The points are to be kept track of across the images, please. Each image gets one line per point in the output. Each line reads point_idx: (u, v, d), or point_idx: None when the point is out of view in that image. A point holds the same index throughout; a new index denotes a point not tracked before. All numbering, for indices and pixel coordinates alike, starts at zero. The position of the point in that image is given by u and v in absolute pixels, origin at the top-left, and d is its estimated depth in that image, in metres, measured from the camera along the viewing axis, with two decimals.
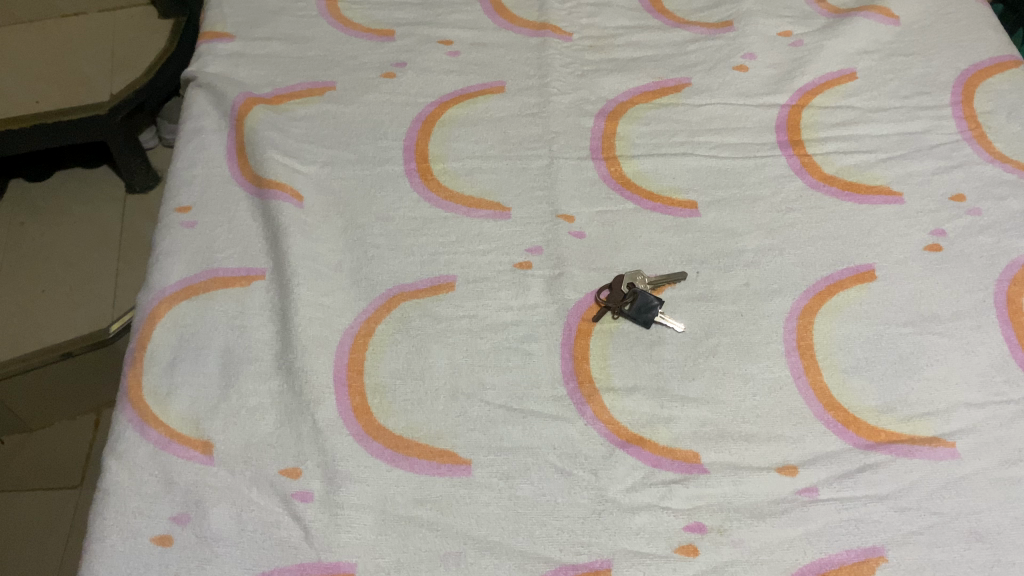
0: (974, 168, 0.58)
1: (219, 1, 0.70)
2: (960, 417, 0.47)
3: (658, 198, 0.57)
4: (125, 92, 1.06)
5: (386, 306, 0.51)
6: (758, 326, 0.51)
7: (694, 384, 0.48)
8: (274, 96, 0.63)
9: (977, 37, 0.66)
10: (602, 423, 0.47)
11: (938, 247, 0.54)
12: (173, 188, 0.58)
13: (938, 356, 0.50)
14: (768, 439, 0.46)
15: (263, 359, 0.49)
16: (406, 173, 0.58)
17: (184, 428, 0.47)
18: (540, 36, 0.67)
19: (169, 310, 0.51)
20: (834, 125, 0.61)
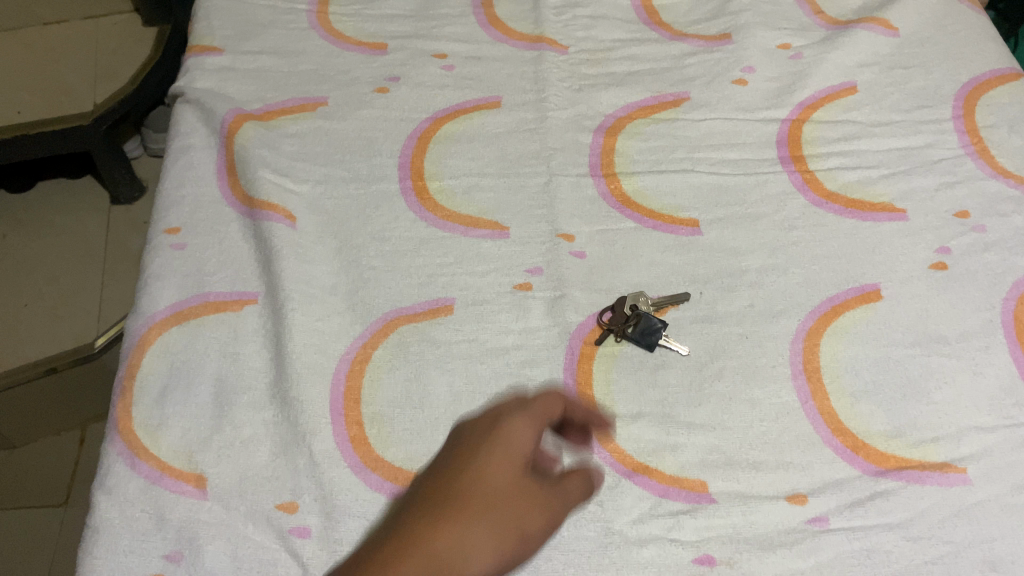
0: (977, 184, 0.58)
1: (207, 13, 0.68)
2: (970, 441, 0.47)
3: (659, 217, 0.56)
4: (110, 102, 1.05)
5: (383, 331, 0.50)
6: (764, 349, 0.50)
7: (700, 410, 0.47)
8: (265, 112, 0.61)
9: (977, 49, 0.65)
10: (607, 452, 0.46)
11: (944, 265, 0.54)
12: (162, 208, 0.56)
13: (947, 378, 0.49)
14: (777, 467, 0.46)
15: (257, 388, 0.48)
16: (401, 192, 0.57)
17: (176, 461, 0.45)
18: (536, 49, 0.66)
19: (159, 337, 0.50)
20: (835, 140, 0.60)
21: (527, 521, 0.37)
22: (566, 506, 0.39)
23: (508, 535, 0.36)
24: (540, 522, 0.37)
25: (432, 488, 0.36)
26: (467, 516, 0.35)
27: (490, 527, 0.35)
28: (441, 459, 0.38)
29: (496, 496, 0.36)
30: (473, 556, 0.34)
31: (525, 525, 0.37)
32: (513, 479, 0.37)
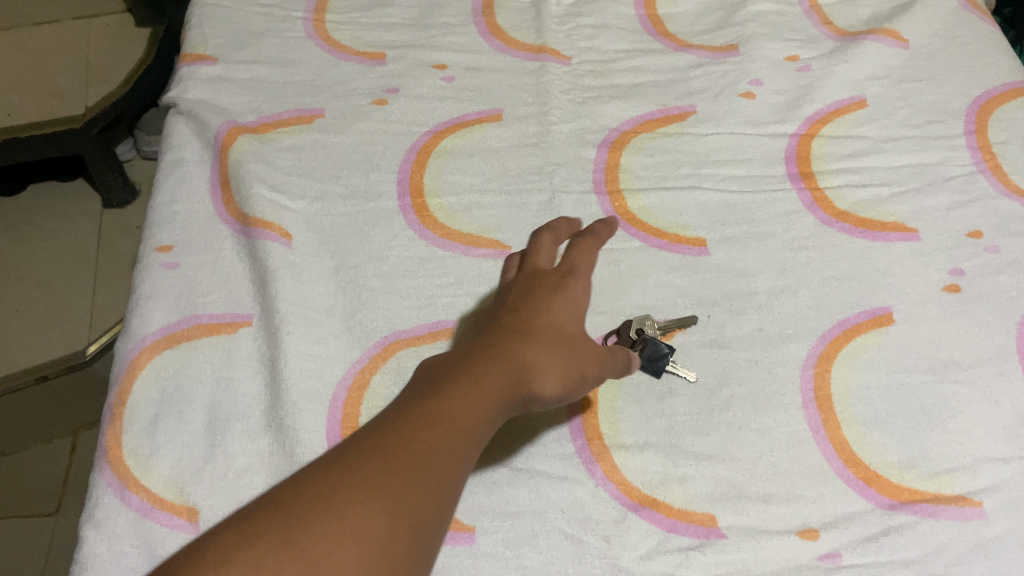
0: (990, 202, 0.56)
1: (200, 21, 0.66)
2: (986, 473, 0.45)
3: (665, 236, 0.54)
4: (102, 104, 1.02)
5: (382, 356, 0.49)
6: (773, 376, 0.48)
7: (708, 440, 0.46)
8: (259, 124, 0.59)
9: (988, 62, 0.64)
10: (613, 484, 0.44)
11: (957, 287, 0.52)
12: (153, 225, 0.54)
13: (961, 407, 0.47)
14: (787, 500, 0.44)
15: (251, 416, 0.46)
16: (400, 209, 0.55)
17: (168, 493, 0.44)
18: (539, 60, 0.64)
19: (150, 361, 0.48)
20: (845, 156, 0.59)
21: (589, 361, 0.40)
22: (615, 364, 0.42)
23: (581, 363, 0.39)
24: (597, 370, 0.40)
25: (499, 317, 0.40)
26: (536, 340, 0.38)
27: (558, 350, 0.38)
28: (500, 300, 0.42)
29: (561, 327, 0.39)
30: (540, 372, 0.37)
31: (590, 361, 0.40)
32: (575, 330, 0.40)
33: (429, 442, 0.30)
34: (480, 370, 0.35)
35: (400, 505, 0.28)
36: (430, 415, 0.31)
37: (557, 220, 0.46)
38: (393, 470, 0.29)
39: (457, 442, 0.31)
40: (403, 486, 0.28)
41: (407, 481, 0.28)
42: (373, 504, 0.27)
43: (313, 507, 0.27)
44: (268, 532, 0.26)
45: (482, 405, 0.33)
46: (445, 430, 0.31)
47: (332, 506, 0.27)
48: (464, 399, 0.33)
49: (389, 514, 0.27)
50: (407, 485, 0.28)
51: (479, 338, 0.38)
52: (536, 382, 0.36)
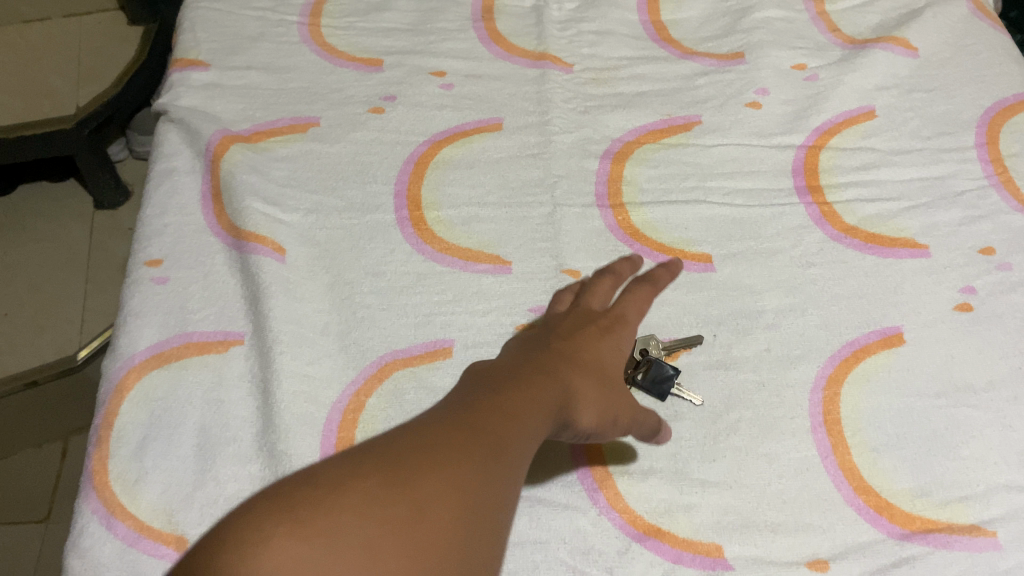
0: (1003, 218, 0.55)
1: (192, 24, 0.65)
2: (1000, 501, 0.44)
3: (670, 251, 0.53)
4: (93, 104, 1.00)
5: (378, 377, 0.47)
6: (781, 399, 0.47)
7: (714, 466, 0.45)
8: (253, 133, 0.58)
9: (1000, 71, 0.62)
10: (617, 513, 0.43)
11: (969, 306, 0.51)
12: (143, 237, 0.53)
13: (974, 432, 0.46)
14: (796, 529, 0.43)
15: (242, 440, 0.45)
16: (397, 222, 0.54)
17: (156, 520, 0.42)
18: (540, 67, 0.62)
19: (138, 381, 0.47)
20: (853, 169, 0.57)
21: (625, 405, 0.39)
22: (647, 416, 0.40)
23: (617, 406, 0.38)
24: (630, 417, 0.39)
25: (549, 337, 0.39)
26: (584, 371, 0.37)
27: (602, 387, 0.38)
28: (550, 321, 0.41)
29: (605, 363, 0.39)
30: (584, 404, 0.36)
31: (625, 407, 0.39)
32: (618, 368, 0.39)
33: (512, 431, 0.31)
34: (540, 381, 0.35)
35: (493, 475, 0.29)
36: (505, 407, 0.32)
37: (619, 262, 0.44)
38: (482, 448, 0.29)
39: (526, 439, 0.32)
40: (494, 462, 0.29)
41: (496, 459, 0.29)
42: (472, 471, 0.28)
43: (420, 459, 0.27)
44: (382, 469, 0.26)
45: (538, 419, 0.33)
46: (517, 425, 0.32)
47: (437, 460, 0.28)
48: (529, 402, 0.33)
49: (483, 482, 0.28)
50: (496, 462, 0.29)
51: (532, 352, 0.37)
52: (579, 413, 0.36)
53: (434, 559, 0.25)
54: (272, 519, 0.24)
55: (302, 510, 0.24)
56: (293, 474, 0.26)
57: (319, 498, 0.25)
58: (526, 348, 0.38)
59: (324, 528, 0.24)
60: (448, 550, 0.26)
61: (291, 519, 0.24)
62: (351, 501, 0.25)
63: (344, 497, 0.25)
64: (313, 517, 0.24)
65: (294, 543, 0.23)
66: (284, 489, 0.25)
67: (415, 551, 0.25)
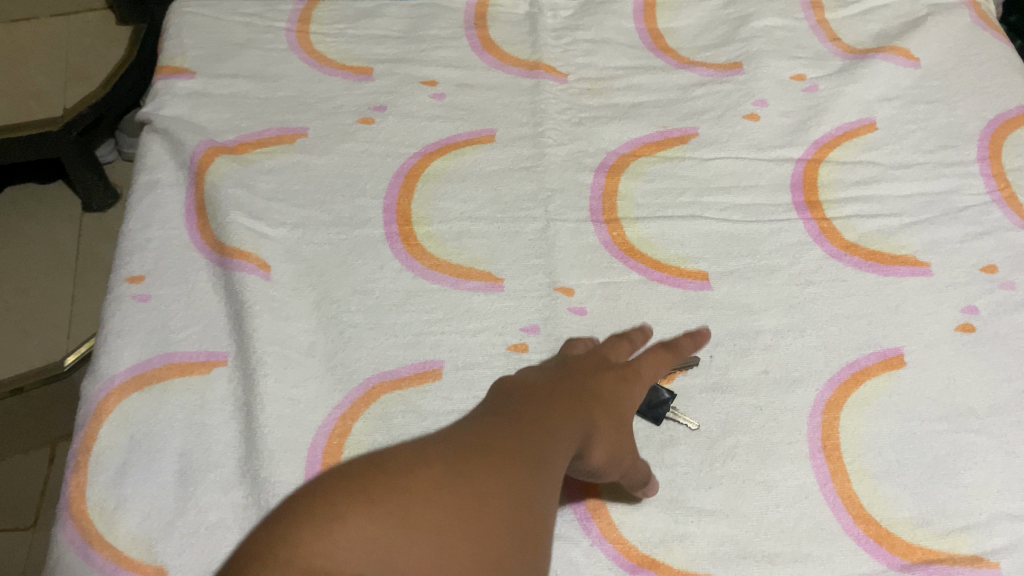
0: (1006, 235, 0.54)
1: (179, 31, 0.63)
2: (1003, 531, 0.43)
3: (666, 268, 0.52)
4: (81, 107, 0.99)
5: (365, 400, 0.46)
6: (779, 423, 0.46)
7: (711, 494, 0.43)
8: (239, 144, 0.56)
9: (1004, 82, 0.61)
10: (610, 543, 0.42)
11: (971, 327, 0.50)
12: (125, 253, 0.51)
13: (977, 459, 0.45)
14: (794, 560, 0.42)
15: (225, 466, 0.44)
16: (387, 238, 0.52)
17: (135, 550, 0.41)
18: (534, 77, 0.61)
19: (118, 403, 0.45)
20: (853, 183, 0.56)
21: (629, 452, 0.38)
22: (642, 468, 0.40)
23: (625, 453, 0.38)
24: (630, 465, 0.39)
25: (580, 368, 0.39)
26: (609, 408, 0.37)
27: (620, 428, 0.37)
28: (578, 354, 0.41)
29: (626, 407, 0.39)
30: (604, 440, 0.36)
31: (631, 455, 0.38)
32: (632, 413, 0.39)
33: (558, 443, 0.32)
34: (574, 410, 0.35)
35: (546, 484, 0.30)
36: (547, 422, 0.33)
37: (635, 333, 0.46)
38: (533, 455, 0.30)
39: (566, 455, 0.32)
40: (543, 469, 0.30)
41: (544, 466, 0.30)
42: (526, 476, 0.29)
43: (477, 458, 0.29)
44: (445, 463, 0.28)
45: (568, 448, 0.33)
46: (558, 442, 0.32)
47: (493, 461, 0.29)
48: (567, 422, 0.34)
49: (535, 485, 0.29)
50: (546, 469, 0.30)
51: (565, 377, 0.37)
52: (597, 449, 0.36)
53: (494, 548, 0.26)
54: (347, 498, 0.25)
55: (373, 493, 0.25)
56: (362, 462, 0.27)
57: (389, 484, 0.26)
58: (559, 372, 0.38)
59: (396, 510, 0.25)
60: (506, 541, 0.27)
61: (365, 500, 0.25)
62: (420, 488, 0.26)
63: (412, 484, 0.26)
64: (385, 500, 0.25)
65: (368, 521, 0.24)
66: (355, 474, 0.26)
67: (477, 538, 0.26)
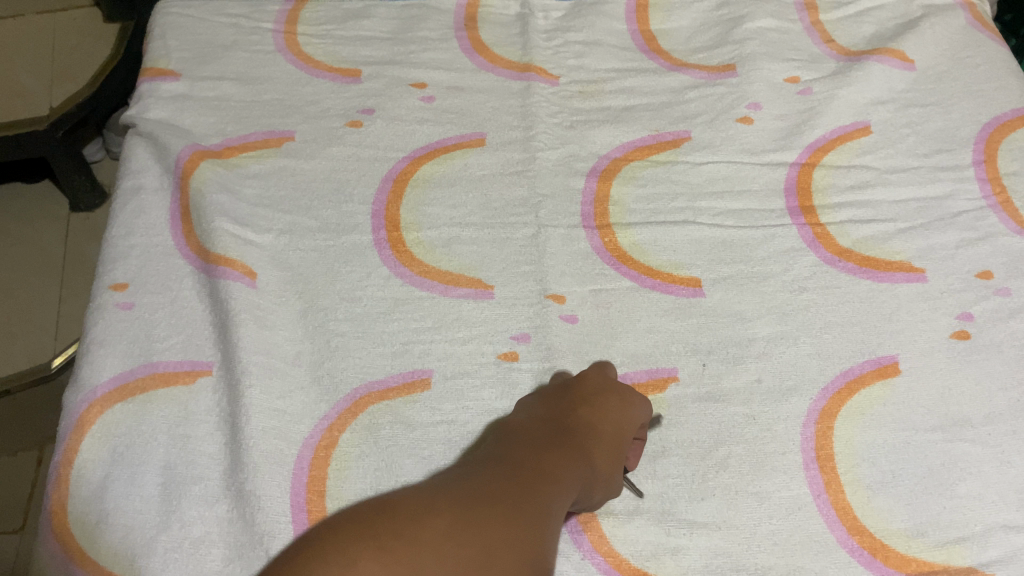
0: (1001, 240, 0.53)
1: (163, 32, 0.62)
2: (998, 543, 0.42)
3: (658, 275, 0.51)
4: (67, 105, 0.97)
5: (352, 411, 0.45)
6: (773, 434, 0.45)
7: (703, 506, 0.43)
8: (224, 148, 0.55)
9: (999, 85, 0.61)
10: (601, 557, 0.41)
11: (966, 334, 0.49)
12: (108, 260, 0.51)
13: (971, 469, 0.45)
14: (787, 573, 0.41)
15: (210, 479, 0.43)
16: (375, 244, 0.51)
17: (117, 566, 0.40)
18: (524, 79, 0.60)
19: (100, 415, 0.44)
20: (848, 188, 0.55)
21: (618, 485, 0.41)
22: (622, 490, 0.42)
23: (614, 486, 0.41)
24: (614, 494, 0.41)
25: (574, 403, 0.41)
26: (605, 448, 0.40)
27: (615, 465, 0.40)
28: (575, 382, 0.43)
29: (622, 440, 0.41)
30: (596, 482, 0.39)
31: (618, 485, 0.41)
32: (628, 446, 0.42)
33: (560, 489, 0.34)
34: (569, 456, 0.37)
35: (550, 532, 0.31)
36: (547, 471, 0.35)
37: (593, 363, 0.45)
38: (535, 504, 0.32)
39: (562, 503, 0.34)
40: (546, 517, 0.32)
41: (548, 515, 0.32)
42: (531, 523, 0.31)
43: (485, 508, 0.30)
44: (454, 514, 0.29)
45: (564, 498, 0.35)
46: (557, 491, 0.34)
47: (502, 513, 0.30)
48: (564, 470, 0.36)
49: (540, 533, 0.30)
50: (548, 517, 0.32)
51: (558, 421, 0.40)
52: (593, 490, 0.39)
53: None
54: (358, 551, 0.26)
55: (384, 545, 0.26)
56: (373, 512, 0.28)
57: (398, 537, 0.27)
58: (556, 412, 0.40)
59: (405, 559, 0.26)
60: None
61: (374, 552, 0.26)
62: (428, 539, 0.27)
63: (421, 536, 0.27)
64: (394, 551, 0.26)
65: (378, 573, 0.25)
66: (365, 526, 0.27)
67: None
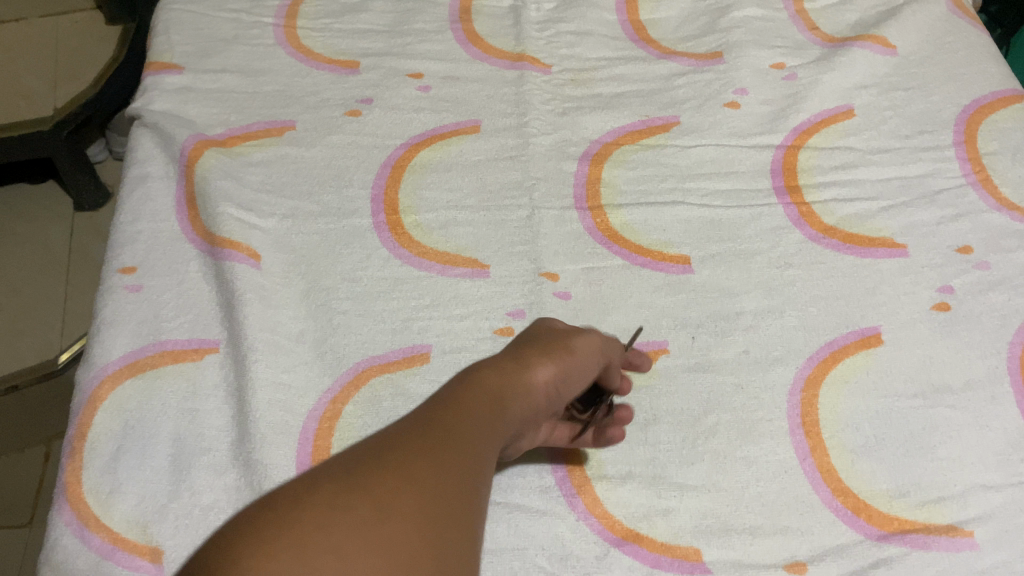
0: (981, 217, 0.55)
1: (166, 28, 0.64)
2: (977, 502, 0.44)
3: (648, 253, 0.53)
4: (70, 107, 0.99)
5: (354, 384, 0.47)
6: (760, 402, 0.47)
7: (693, 470, 0.45)
8: (227, 137, 0.57)
9: (979, 69, 0.62)
10: (595, 518, 0.43)
11: (947, 306, 0.51)
12: (116, 245, 0.52)
13: (952, 432, 0.46)
14: (774, 532, 0.43)
15: (218, 450, 0.44)
16: (374, 227, 0.53)
17: (131, 532, 0.42)
18: (518, 69, 0.62)
19: (112, 391, 0.46)
20: (832, 168, 0.57)
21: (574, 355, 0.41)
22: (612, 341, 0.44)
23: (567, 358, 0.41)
24: (583, 366, 0.42)
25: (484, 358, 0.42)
26: (521, 349, 0.41)
27: (543, 348, 0.41)
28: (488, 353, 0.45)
29: (541, 338, 0.43)
30: (531, 363, 0.39)
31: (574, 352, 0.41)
32: (550, 335, 0.43)
33: (472, 403, 0.35)
34: (479, 371, 0.38)
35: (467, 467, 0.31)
36: (457, 397, 0.35)
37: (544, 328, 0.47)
38: (443, 433, 0.32)
39: (482, 418, 0.35)
40: (444, 452, 0.31)
41: (457, 431, 0.32)
42: (426, 466, 0.30)
43: (372, 471, 0.28)
44: (333, 489, 0.27)
45: (489, 407, 0.36)
46: (464, 412, 0.34)
47: (411, 455, 0.30)
48: (474, 385, 0.36)
49: (440, 475, 0.30)
50: (450, 449, 0.31)
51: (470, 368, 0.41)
52: (535, 370, 0.39)
53: (408, 554, 0.26)
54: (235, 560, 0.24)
55: (263, 543, 0.25)
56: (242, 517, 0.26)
57: (274, 531, 0.25)
58: None
59: (289, 549, 0.24)
60: (420, 543, 0.27)
61: (254, 554, 0.24)
62: (309, 521, 0.26)
63: (301, 521, 0.25)
64: (274, 545, 0.25)
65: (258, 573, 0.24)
66: (241, 529, 0.25)
67: (384, 554, 0.25)
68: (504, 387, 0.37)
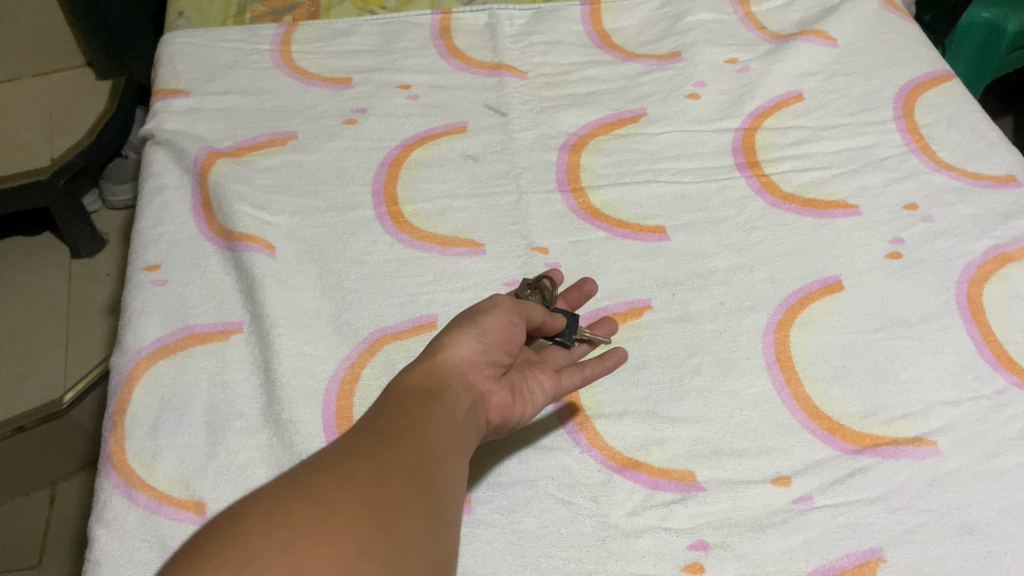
0: (923, 177, 0.61)
1: (171, 59, 0.70)
2: (938, 416, 0.49)
3: (627, 225, 0.58)
4: (67, 155, 1.01)
5: (370, 350, 0.51)
6: (738, 343, 0.52)
7: (683, 405, 0.49)
8: (235, 149, 0.62)
9: (911, 54, 0.69)
10: (597, 450, 0.47)
11: (899, 254, 0.56)
12: (139, 247, 0.57)
13: (912, 359, 0.51)
14: (759, 453, 0.47)
15: (249, 415, 0.48)
16: (377, 217, 0.58)
17: (174, 489, 0.45)
18: (497, 76, 0.68)
19: (147, 370, 0.50)
20: (787, 145, 0.63)
21: (491, 317, 0.44)
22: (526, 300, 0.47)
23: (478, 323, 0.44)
24: (504, 322, 0.45)
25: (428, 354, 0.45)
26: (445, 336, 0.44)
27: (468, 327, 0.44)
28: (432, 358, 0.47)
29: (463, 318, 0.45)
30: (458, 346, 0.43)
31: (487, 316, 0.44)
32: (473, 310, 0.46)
33: (404, 407, 0.37)
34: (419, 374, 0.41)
35: (415, 462, 0.33)
36: (392, 408, 0.37)
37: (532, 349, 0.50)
38: (382, 438, 0.34)
39: (419, 412, 0.37)
40: (386, 450, 0.33)
41: (397, 434, 0.35)
42: (367, 468, 0.32)
43: (314, 479, 0.30)
44: (276, 499, 0.29)
45: (422, 395, 0.39)
46: (400, 414, 0.37)
47: (352, 463, 0.32)
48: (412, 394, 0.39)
49: (381, 470, 0.32)
50: (392, 447, 0.34)
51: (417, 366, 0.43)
52: (458, 349, 0.43)
53: (356, 538, 0.28)
54: None
55: (212, 559, 0.26)
56: (198, 541, 0.28)
57: (222, 545, 0.27)
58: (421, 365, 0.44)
59: (239, 556, 0.26)
60: (367, 527, 0.29)
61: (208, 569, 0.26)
62: (254, 530, 0.27)
63: (247, 530, 0.27)
64: (223, 555, 0.26)
65: None
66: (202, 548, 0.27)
67: (333, 539, 0.27)
68: (429, 375, 0.40)
